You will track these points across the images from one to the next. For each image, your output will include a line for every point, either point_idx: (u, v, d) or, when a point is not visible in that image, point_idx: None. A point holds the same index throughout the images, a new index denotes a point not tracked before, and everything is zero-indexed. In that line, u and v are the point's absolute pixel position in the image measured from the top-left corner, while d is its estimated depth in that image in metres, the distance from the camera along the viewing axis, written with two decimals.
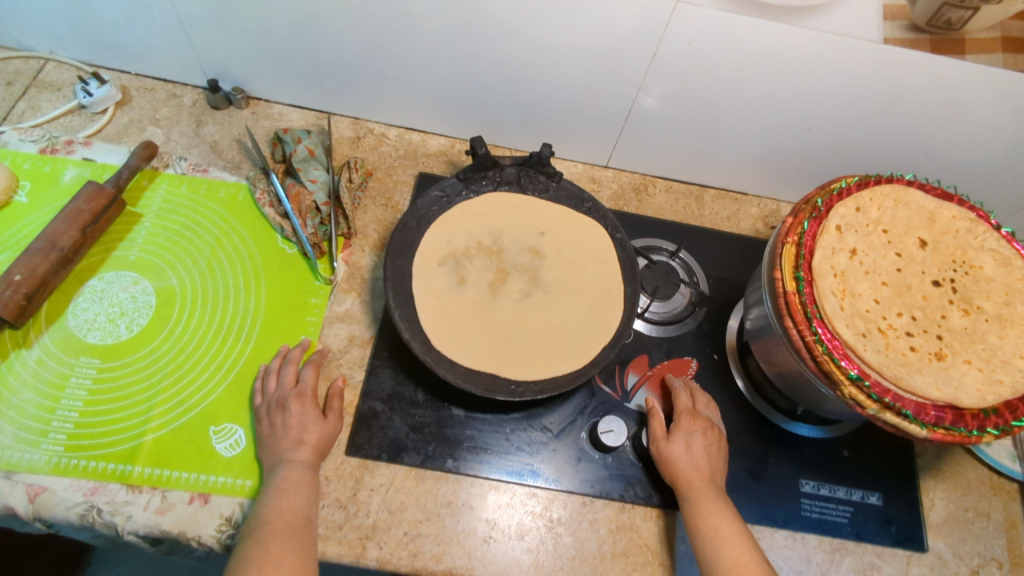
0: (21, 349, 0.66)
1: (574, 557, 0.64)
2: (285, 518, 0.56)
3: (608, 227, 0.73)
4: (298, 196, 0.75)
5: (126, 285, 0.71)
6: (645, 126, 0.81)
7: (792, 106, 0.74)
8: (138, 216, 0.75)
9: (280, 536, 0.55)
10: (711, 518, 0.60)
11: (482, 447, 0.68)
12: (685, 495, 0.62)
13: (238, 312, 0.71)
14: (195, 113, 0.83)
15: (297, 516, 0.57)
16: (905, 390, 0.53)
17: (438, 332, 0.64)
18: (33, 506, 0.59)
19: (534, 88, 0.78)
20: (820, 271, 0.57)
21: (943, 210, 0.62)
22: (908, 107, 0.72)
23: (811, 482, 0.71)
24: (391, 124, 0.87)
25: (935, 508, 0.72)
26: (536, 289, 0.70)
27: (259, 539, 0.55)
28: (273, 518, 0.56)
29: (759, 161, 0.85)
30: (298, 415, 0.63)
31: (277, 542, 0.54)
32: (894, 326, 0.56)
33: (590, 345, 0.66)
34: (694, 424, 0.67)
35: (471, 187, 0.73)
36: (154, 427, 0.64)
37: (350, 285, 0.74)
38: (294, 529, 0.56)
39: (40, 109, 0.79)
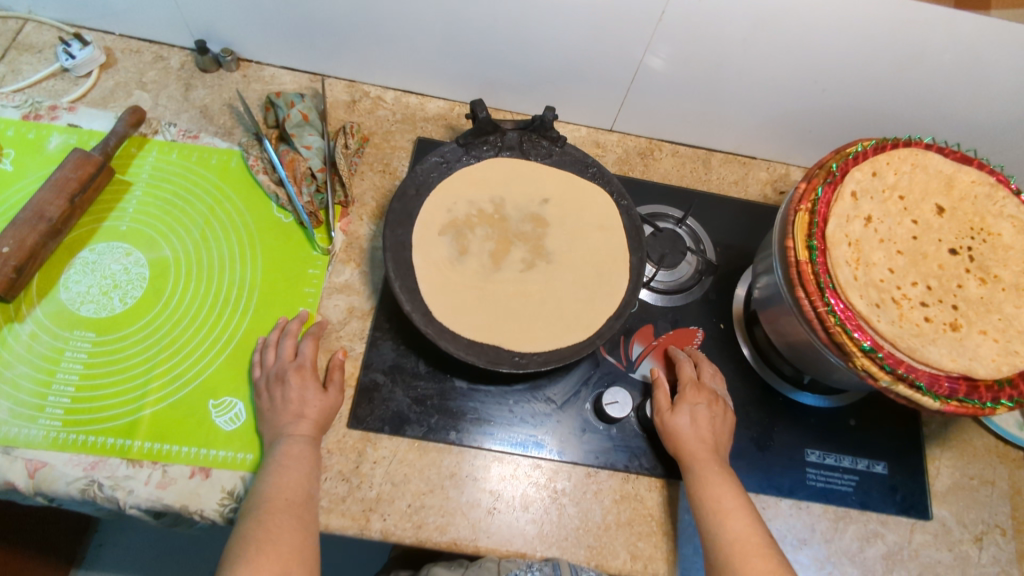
0: (14, 323, 0.65)
1: (579, 527, 0.64)
2: (285, 495, 0.56)
3: (613, 193, 0.71)
4: (293, 162, 0.72)
5: (118, 257, 0.69)
6: (652, 88, 0.78)
7: (806, 67, 0.71)
8: (128, 185, 0.73)
9: (281, 512, 0.54)
10: (716, 490, 0.59)
11: (485, 419, 0.67)
12: (689, 468, 0.62)
13: (234, 283, 0.69)
14: (183, 76, 0.79)
15: (298, 492, 0.56)
16: (918, 362, 0.51)
17: (439, 304, 0.63)
18: (33, 481, 0.59)
19: (536, 48, 0.74)
20: (834, 240, 0.55)
21: (962, 174, 0.60)
22: (927, 66, 0.69)
23: (817, 452, 0.70)
24: (387, 86, 0.84)
25: (941, 476, 0.71)
26: (540, 259, 0.68)
27: (261, 515, 0.54)
28: (273, 495, 0.55)
29: (769, 124, 0.82)
30: (299, 388, 0.62)
31: (278, 519, 0.54)
32: (908, 295, 0.55)
33: (595, 316, 0.65)
34: (699, 395, 0.66)
35: (472, 152, 0.71)
36: (153, 400, 0.63)
37: (348, 255, 0.73)
38: (294, 506, 0.55)
39: (21, 72, 0.76)
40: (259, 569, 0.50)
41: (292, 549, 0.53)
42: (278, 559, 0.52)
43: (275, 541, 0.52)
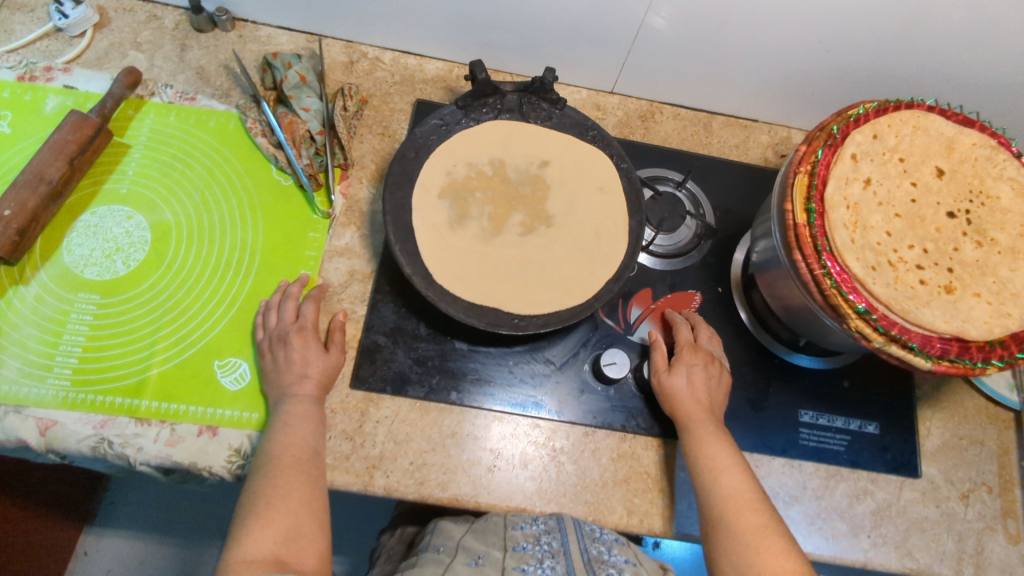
0: (19, 285, 0.65)
1: (577, 484, 0.66)
2: (291, 452, 0.57)
3: (613, 156, 0.71)
4: (292, 125, 0.71)
5: (120, 220, 0.69)
6: (653, 49, 0.77)
7: (810, 26, 0.70)
8: (126, 147, 0.72)
9: (288, 469, 0.56)
10: (710, 449, 0.61)
11: (485, 379, 0.68)
12: (685, 427, 0.63)
13: (236, 246, 0.70)
14: (178, 36, 0.78)
15: (304, 450, 0.58)
16: (912, 323, 0.52)
17: (439, 267, 0.63)
18: (45, 439, 0.61)
19: (536, 7, 0.73)
20: (832, 203, 0.55)
21: (963, 136, 0.59)
22: (933, 26, 0.67)
23: (810, 412, 0.72)
24: (385, 47, 0.82)
25: (931, 436, 0.73)
26: (540, 222, 0.68)
27: (269, 471, 0.56)
28: (279, 453, 0.57)
29: (771, 86, 0.81)
30: (303, 349, 0.63)
31: (285, 474, 0.56)
32: (904, 258, 0.55)
33: (594, 279, 0.66)
34: (696, 357, 0.67)
35: (471, 115, 0.70)
36: (158, 361, 0.64)
37: (348, 218, 0.73)
38: (300, 463, 0.57)
39: (13, 32, 0.75)
40: (270, 521, 0.52)
41: (299, 502, 0.55)
42: (286, 511, 0.53)
43: (282, 495, 0.54)
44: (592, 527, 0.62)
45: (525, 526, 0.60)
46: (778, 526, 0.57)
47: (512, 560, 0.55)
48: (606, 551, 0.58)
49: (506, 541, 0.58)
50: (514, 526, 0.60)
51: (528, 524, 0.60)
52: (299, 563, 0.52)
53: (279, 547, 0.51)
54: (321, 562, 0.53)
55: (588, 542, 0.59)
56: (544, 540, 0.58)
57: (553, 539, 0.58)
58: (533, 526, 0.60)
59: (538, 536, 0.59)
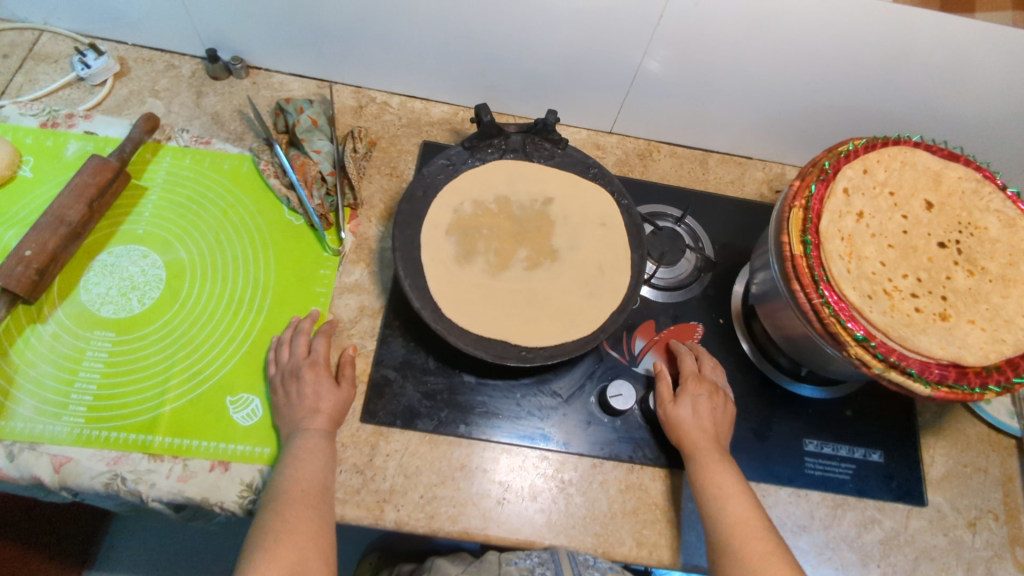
0: (37, 324, 0.67)
1: (585, 516, 0.66)
2: (302, 486, 0.58)
3: (614, 193, 0.73)
4: (304, 166, 0.74)
5: (136, 259, 0.71)
6: (650, 90, 0.80)
7: (799, 68, 0.73)
8: (144, 190, 0.75)
9: (297, 503, 0.57)
10: (716, 477, 0.62)
11: (493, 412, 0.69)
12: (691, 456, 0.64)
13: (249, 284, 0.72)
14: (194, 84, 0.81)
15: (314, 484, 0.58)
16: (909, 350, 0.54)
17: (448, 301, 0.65)
18: (58, 475, 0.61)
19: (538, 52, 0.77)
20: (827, 235, 0.57)
21: (950, 171, 0.62)
22: (915, 67, 0.71)
23: (815, 441, 0.73)
24: (392, 92, 0.86)
25: (935, 464, 0.74)
26: (545, 257, 0.70)
27: (280, 505, 0.56)
28: (290, 487, 0.57)
29: (764, 125, 0.84)
30: (314, 383, 0.64)
31: (296, 507, 0.56)
32: (899, 287, 0.57)
33: (599, 312, 0.67)
34: (700, 387, 0.68)
35: (477, 155, 0.73)
36: (172, 397, 0.65)
37: (358, 255, 0.75)
38: (311, 497, 0.58)
39: (38, 82, 0.78)
40: (278, 555, 0.53)
41: (311, 535, 0.55)
42: (296, 546, 0.54)
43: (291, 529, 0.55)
44: (588, 557, 0.65)
45: (520, 561, 0.67)
46: (785, 554, 0.57)
47: None
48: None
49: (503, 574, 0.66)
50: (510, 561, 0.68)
51: (523, 559, 0.67)
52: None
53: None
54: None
55: (581, 569, 0.62)
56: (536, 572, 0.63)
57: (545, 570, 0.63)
58: (527, 561, 0.66)
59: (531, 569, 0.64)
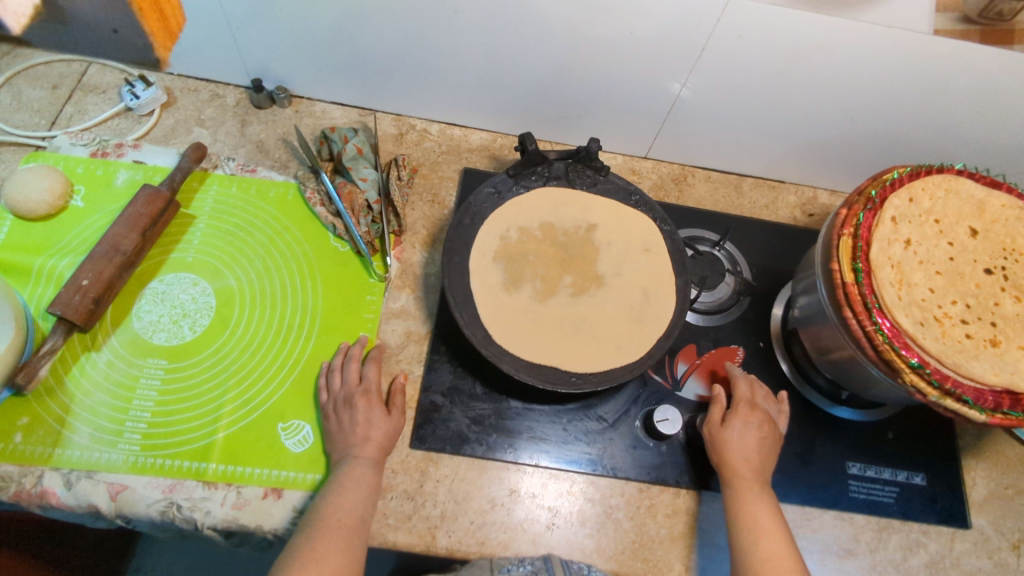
0: (91, 352, 0.68)
1: (634, 541, 0.67)
2: (338, 515, 0.58)
3: (656, 219, 0.75)
4: (351, 195, 0.76)
5: (186, 287, 0.72)
6: (687, 118, 0.82)
7: (836, 96, 0.75)
8: (192, 218, 0.76)
9: (331, 533, 0.56)
10: (752, 508, 0.62)
11: (540, 437, 0.70)
12: (730, 482, 0.64)
13: (297, 311, 0.72)
14: (239, 113, 0.83)
15: (350, 516, 0.58)
16: (964, 376, 0.54)
17: (498, 328, 0.66)
18: (115, 503, 0.62)
19: (579, 80, 0.78)
20: (877, 263, 0.58)
21: (992, 198, 0.63)
22: (950, 96, 0.73)
23: (858, 464, 0.73)
24: (432, 119, 0.88)
25: (978, 486, 0.74)
26: (590, 283, 0.71)
27: (312, 532, 0.57)
28: (327, 514, 0.58)
29: (798, 151, 0.86)
30: (365, 410, 0.65)
31: (333, 535, 0.56)
32: (949, 314, 0.58)
33: (645, 337, 0.68)
34: (750, 414, 0.68)
35: (521, 182, 0.74)
36: (225, 424, 0.66)
37: (403, 281, 0.76)
38: (344, 528, 0.57)
39: (87, 112, 0.80)
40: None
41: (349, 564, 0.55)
42: None
43: (321, 558, 0.54)
44: (579, 566, 0.62)
45: (512, 568, 0.60)
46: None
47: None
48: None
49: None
50: (500, 569, 0.59)
51: (515, 566, 0.60)
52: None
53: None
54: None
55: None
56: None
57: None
58: (520, 569, 0.60)
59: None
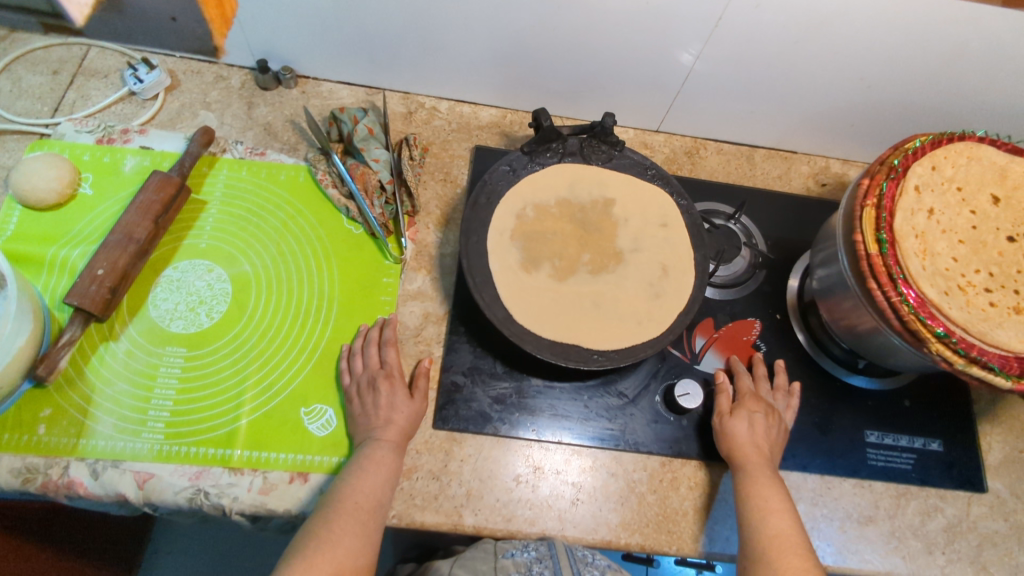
0: (109, 341, 0.67)
1: (658, 514, 0.67)
2: (355, 498, 0.58)
3: (673, 193, 0.74)
4: (363, 176, 0.74)
5: (201, 274, 0.72)
6: (700, 90, 0.81)
7: (851, 65, 0.74)
8: (203, 203, 0.75)
9: (346, 515, 0.56)
10: (762, 491, 0.62)
11: (562, 415, 0.70)
12: (742, 467, 0.64)
13: (314, 294, 0.72)
14: (244, 95, 0.82)
15: (369, 499, 0.58)
16: (989, 344, 0.55)
17: (519, 307, 0.66)
18: (142, 492, 0.62)
19: (591, 53, 0.77)
20: (902, 233, 0.58)
21: (1014, 164, 0.63)
22: (968, 61, 0.72)
23: (876, 432, 0.74)
24: (440, 97, 0.86)
25: (993, 450, 0.75)
26: (609, 260, 0.71)
27: (329, 513, 0.56)
28: (345, 497, 0.58)
29: (811, 121, 0.85)
30: (388, 393, 0.65)
31: (352, 517, 0.56)
32: (973, 282, 0.58)
33: (665, 313, 0.68)
34: (756, 404, 0.69)
35: (536, 160, 0.73)
36: (248, 410, 0.66)
37: (418, 262, 0.76)
38: (363, 511, 0.57)
39: (90, 97, 0.78)
40: (312, 566, 0.52)
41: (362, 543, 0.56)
42: (348, 556, 0.54)
43: (334, 541, 0.54)
44: (585, 553, 0.66)
45: (516, 554, 0.64)
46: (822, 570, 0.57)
47: None
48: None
49: (499, 570, 0.64)
50: (506, 555, 0.65)
51: (519, 552, 0.64)
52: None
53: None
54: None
55: (580, 565, 0.62)
56: (535, 569, 0.61)
57: (544, 567, 0.60)
58: (524, 554, 0.64)
59: (529, 565, 0.62)
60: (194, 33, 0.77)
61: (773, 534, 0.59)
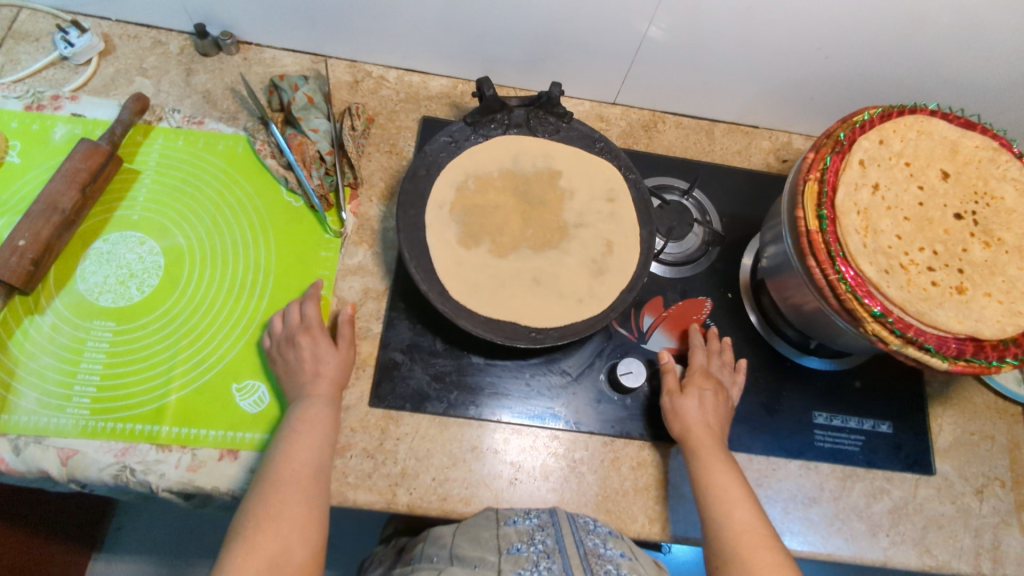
0: (34, 315, 0.65)
1: (598, 494, 0.66)
2: (293, 462, 0.56)
3: (621, 167, 0.72)
4: (301, 146, 0.72)
5: (133, 246, 0.69)
6: (656, 60, 0.78)
7: (809, 35, 0.71)
8: (137, 173, 0.73)
9: (288, 481, 0.55)
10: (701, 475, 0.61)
11: (502, 393, 0.68)
12: (693, 452, 0.63)
13: (250, 268, 0.70)
14: (183, 61, 0.79)
15: (308, 459, 0.57)
16: (927, 325, 0.53)
17: (455, 283, 0.64)
18: (66, 468, 0.60)
19: (540, 21, 0.74)
20: (843, 209, 0.56)
21: (966, 139, 0.61)
22: (928, 33, 0.69)
23: (824, 414, 0.73)
24: (389, 66, 0.83)
25: (944, 433, 0.74)
26: (553, 235, 0.69)
27: (270, 481, 0.55)
28: (283, 462, 0.56)
29: (771, 95, 0.83)
30: (321, 362, 0.63)
31: (292, 487, 0.55)
32: (916, 261, 0.56)
33: (607, 291, 0.66)
34: (707, 382, 0.67)
35: (480, 131, 0.71)
36: (178, 387, 0.64)
37: (360, 236, 0.73)
38: (303, 475, 0.56)
39: (19, 62, 0.75)
40: (255, 546, 0.51)
41: (310, 518, 0.55)
42: (292, 523, 0.53)
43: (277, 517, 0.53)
44: (586, 520, 0.61)
45: (518, 521, 0.59)
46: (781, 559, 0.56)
47: (509, 564, 0.53)
48: (601, 543, 0.57)
49: (500, 537, 0.57)
50: (507, 521, 0.59)
51: (521, 519, 0.59)
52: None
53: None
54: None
55: (582, 534, 0.58)
56: (538, 538, 0.56)
57: (547, 536, 0.57)
58: (526, 521, 0.59)
59: (531, 534, 0.57)
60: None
61: (730, 527, 0.57)
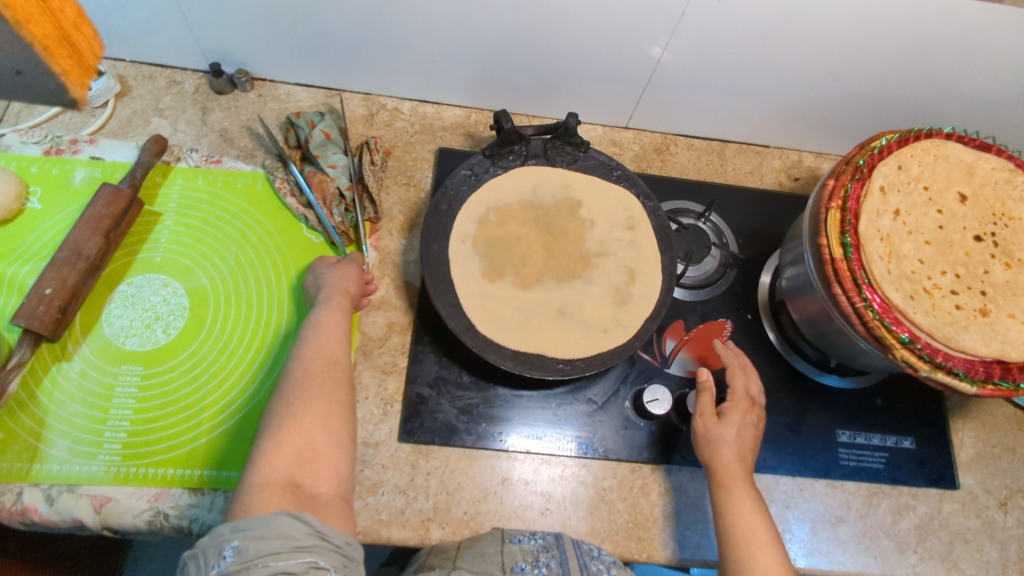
0: (62, 361, 0.65)
1: (629, 521, 0.67)
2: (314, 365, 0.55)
3: (640, 194, 0.72)
4: (321, 184, 0.72)
5: (157, 288, 0.70)
6: (668, 85, 0.79)
7: (820, 57, 0.72)
8: (157, 215, 0.73)
9: (312, 379, 0.54)
10: None
11: (530, 424, 0.69)
12: (721, 483, 0.61)
13: (275, 307, 0.70)
14: (198, 100, 0.79)
15: (330, 365, 0.56)
16: (954, 349, 0.54)
17: (482, 318, 0.64)
18: (100, 516, 0.60)
19: (555, 51, 0.75)
20: (866, 237, 0.57)
21: (982, 161, 0.62)
22: (937, 55, 0.71)
23: (848, 432, 0.74)
24: (402, 97, 0.84)
25: (965, 447, 0.75)
26: (575, 265, 0.69)
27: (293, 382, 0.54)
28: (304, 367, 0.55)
29: (782, 115, 0.84)
30: (336, 301, 0.62)
31: (316, 390, 0.53)
32: (939, 285, 0.57)
33: (632, 319, 0.67)
34: (748, 410, 0.65)
35: (498, 163, 0.72)
36: (208, 429, 0.65)
37: (382, 271, 0.74)
38: (326, 376, 0.55)
39: (36, 106, 0.76)
40: (283, 440, 0.49)
41: (337, 421, 0.52)
42: (320, 415, 0.52)
43: (305, 417, 0.51)
44: (591, 547, 0.61)
45: (523, 540, 0.59)
46: None
47: None
48: (606, 569, 0.57)
49: (504, 554, 0.56)
50: (512, 539, 0.59)
51: (525, 539, 0.59)
52: (315, 487, 0.48)
53: (294, 470, 0.48)
54: (339, 487, 0.50)
55: (587, 559, 0.58)
56: (542, 558, 0.57)
57: (551, 558, 0.57)
58: (530, 541, 0.59)
59: (535, 554, 0.57)
60: (35, 91, 0.26)
61: None
